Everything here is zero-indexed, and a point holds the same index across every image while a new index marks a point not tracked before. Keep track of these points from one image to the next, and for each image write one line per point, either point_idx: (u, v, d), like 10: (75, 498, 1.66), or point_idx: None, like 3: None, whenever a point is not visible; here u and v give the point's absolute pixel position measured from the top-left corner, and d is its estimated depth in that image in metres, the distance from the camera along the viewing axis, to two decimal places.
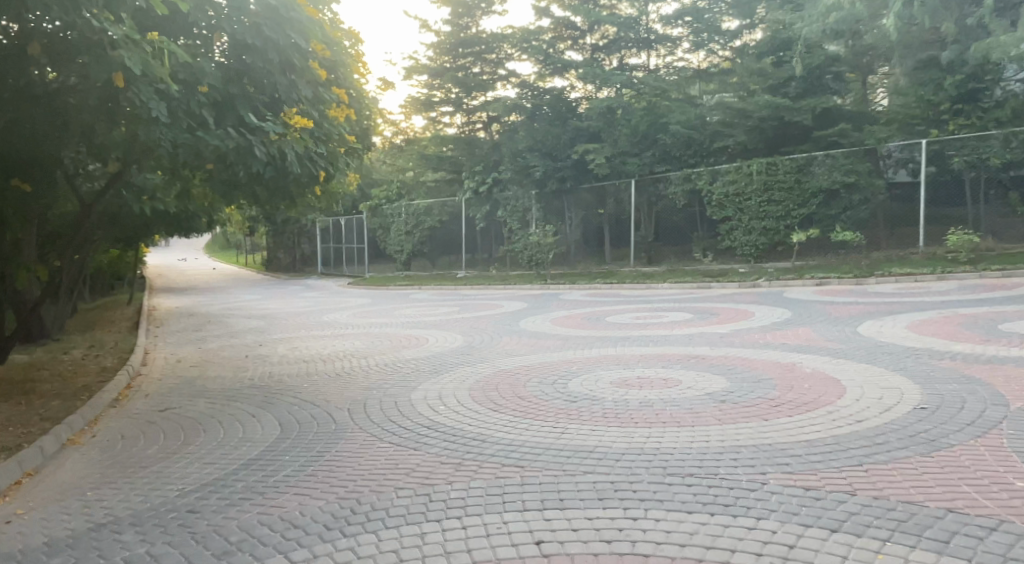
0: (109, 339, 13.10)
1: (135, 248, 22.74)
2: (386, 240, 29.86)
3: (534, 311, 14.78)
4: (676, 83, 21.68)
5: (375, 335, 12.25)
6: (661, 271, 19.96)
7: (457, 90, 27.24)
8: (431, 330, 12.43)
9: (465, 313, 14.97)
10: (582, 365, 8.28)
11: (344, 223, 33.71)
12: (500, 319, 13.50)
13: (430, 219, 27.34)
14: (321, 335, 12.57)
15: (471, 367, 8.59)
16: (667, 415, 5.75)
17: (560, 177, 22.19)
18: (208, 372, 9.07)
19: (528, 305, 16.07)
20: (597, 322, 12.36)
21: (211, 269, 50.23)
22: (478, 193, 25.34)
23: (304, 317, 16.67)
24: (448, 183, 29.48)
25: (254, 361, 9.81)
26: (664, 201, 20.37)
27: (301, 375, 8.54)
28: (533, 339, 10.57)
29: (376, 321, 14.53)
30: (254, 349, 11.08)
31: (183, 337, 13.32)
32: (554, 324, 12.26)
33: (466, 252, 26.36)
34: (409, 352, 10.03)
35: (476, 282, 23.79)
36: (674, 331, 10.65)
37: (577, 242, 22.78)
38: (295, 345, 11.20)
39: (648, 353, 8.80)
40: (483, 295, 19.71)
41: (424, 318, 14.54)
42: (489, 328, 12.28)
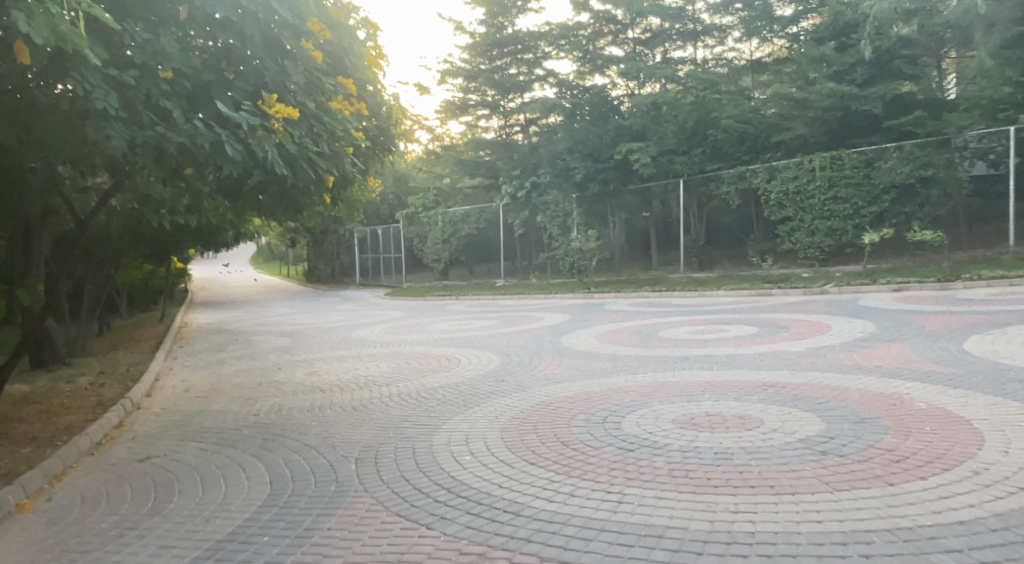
0: (125, 362, 12.28)
1: (167, 263, 22.24)
2: (423, 249, 28.98)
3: (578, 325, 13.55)
4: (727, 75, 20.28)
5: (404, 356, 11.14)
6: (714, 277, 18.52)
7: (494, 92, 26.25)
8: (466, 349, 11.31)
9: (504, 328, 13.77)
10: (638, 397, 6.98)
11: (381, 232, 32.99)
12: (543, 335, 12.27)
13: (467, 227, 26.36)
14: (346, 356, 11.51)
15: (507, 398, 7.37)
16: (756, 474, 4.49)
17: (602, 179, 20.97)
18: (213, 405, 8.05)
19: (573, 318, 14.77)
20: (652, 338, 11.02)
21: (252, 281, 50.23)
22: (516, 198, 24.30)
23: (333, 333, 15.69)
24: (486, 190, 28.50)
25: (266, 391, 8.75)
26: (716, 202, 18.97)
27: (312, 410, 7.44)
28: (580, 361, 9.31)
29: (408, 338, 13.46)
30: (269, 374, 10.05)
31: (202, 359, 12.41)
32: (602, 341, 10.97)
33: (505, 259, 25.27)
34: (438, 377, 8.87)
35: (516, 291, 22.70)
36: (740, 349, 9.31)
37: (621, 248, 21.50)
38: (315, 370, 10.13)
39: (715, 379, 7.51)
40: (523, 306, 18.59)
41: (459, 334, 13.43)
42: (530, 346, 11.06)
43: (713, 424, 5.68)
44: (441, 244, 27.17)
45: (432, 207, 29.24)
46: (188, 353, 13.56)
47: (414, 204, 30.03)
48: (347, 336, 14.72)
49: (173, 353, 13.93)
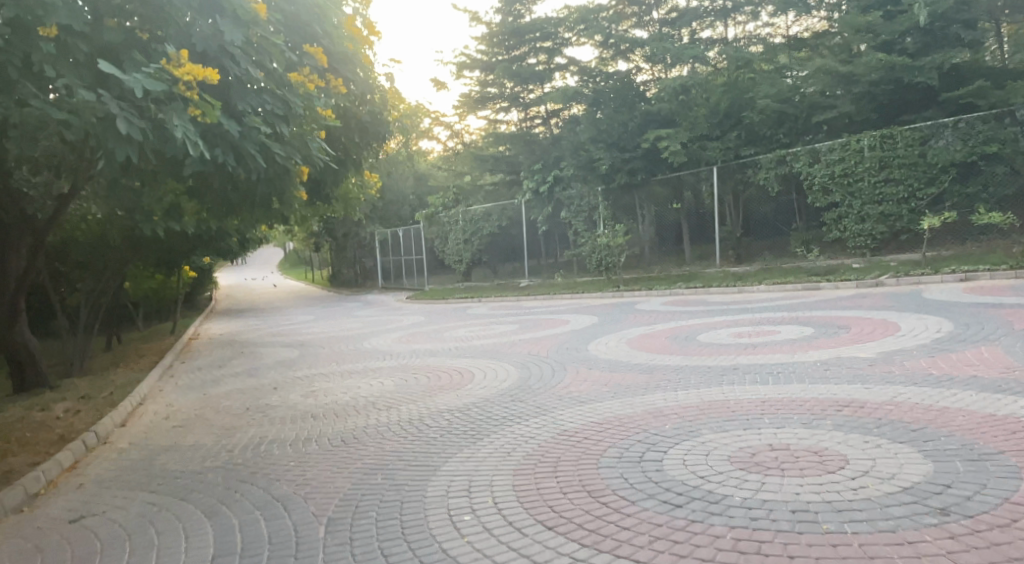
0: (115, 382, 11.36)
1: (178, 273, 21.45)
2: (444, 249, 27.95)
3: (607, 327, 12.32)
4: (763, 53, 18.89)
5: (414, 370, 10.04)
6: (754, 270, 17.14)
7: (512, 84, 25.07)
8: (482, 360, 10.16)
9: (528, 334, 12.58)
10: (681, 423, 5.77)
11: (402, 234, 32.03)
12: (569, 341, 11.08)
13: (488, 225, 25.27)
14: (352, 371, 10.44)
15: (524, 425, 6.20)
16: (857, 551, 3.28)
17: (629, 169, 19.66)
18: (188, 435, 7.05)
19: (602, 319, 13.50)
20: (693, 343, 9.77)
21: (275, 288, 49.83)
22: (539, 194, 23.23)
23: (346, 342, 14.65)
24: (507, 186, 27.35)
25: (252, 419, 7.64)
26: (753, 190, 17.58)
27: (294, 444, 6.33)
28: (609, 374, 8.11)
29: (421, 347, 12.37)
30: (262, 396, 8.98)
31: (198, 378, 11.40)
32: (635, 348, 9.73)
33: (529, 258, 24.11)
34: (447, 397, 7.76)
35: (542, 291, 21.54)
36: (796, 355, 8.02)
37: (651, 242, 20.20)
38: (314, 390, 9.04)
39: (776, 398, 6.25)
40: (547, 307, 17.44)
41: (476, 341, 12.31)
42: (554, 356, 9.88)
43: (783, 465, 4.48)
44: (463, 244, 26.35)
45: (453, 206, 28.22)
46: (187, 370, 12.59)
47: (434, 203, 29.04)
48: (358, 346, 13.67)
49: (172, 369, 12.99)
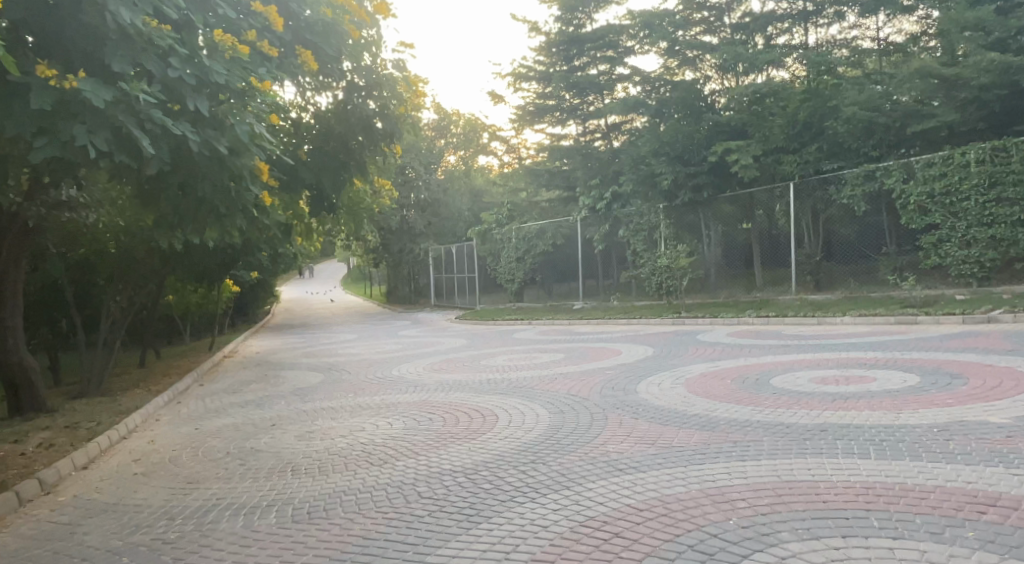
0: (116, 407, 10.42)
1: (219, 287, 20.82)
2: (496, 268, 26.81)
3: (661, 362, 10.77)
4: (848, 59, 17.07)
5: (430, 408, 8.71)
6: (836, 299, 15.21)
7: (570, 95, 23.75)
8: (511, 399, 8.78)
9: (570, 367, 11.08)
10: (754, 523, 4.18)
11: (455, 251, 31.05)
12: (614, 379, 9.52)
13: (542, 243, 24.04)
14: (364, 406, 9.17)
15: (541, 505, 4.73)
16: None
17: (694, 185, 17.93)
18: (141, 487, 5.90)
19: (658, 351, 11.90)
20: (763, 389, 8.08)
21: (331, 302, 49.87)
22: (596, 211, 21.79)
23: (374, 367, 13.48)
24: (563, 203, 26.00)
25: (222, 469, 6.40)
26: (835, 209, 15.69)
27: (251, 513, 5.04)
28: (659, 430, 6.52)
29: (450, 377, 11.10)
30: (253, 436, 7.78)
31: (205, 405, 10.37)
32: (692, 393, 8.11)
33: (584, 279, 22.69)
34: (457, 451, 6.35)
35: (596, 315, 20.02)
36: (899, 414, 6.33)
37: (717, 264, 18.39)
38: (311, 431, 7.79)
39: (885, 486, 4.63)
40: (598, 334, 15.97)
41: (511, 373, 10.95)
42: (595, 398, 8.37)
43: None
44: (514, 263, 25.23)
45: (507, 223, 27.02)
46: (199, 395, 11.61)
47: (487, 219, 27.89)
48: (385, 373, 12.46)
49: (184, 394, 12.03)
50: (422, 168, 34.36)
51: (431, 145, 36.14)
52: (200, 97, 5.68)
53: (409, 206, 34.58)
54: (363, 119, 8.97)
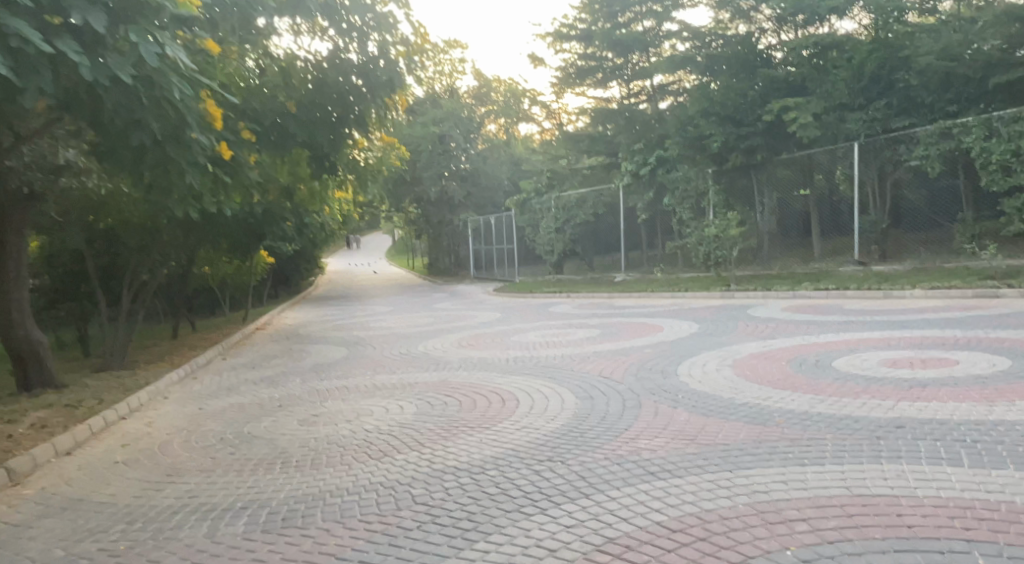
0: (129, 383, 9.97)
1: (252, 258, 20.47)
2: (536, 238, 25.95)
3: (705, 339, 9.82)
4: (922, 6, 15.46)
5: (448, 392, 7.92)
6: (904, 270, 13.91)
7: (614, 54, 22.45)
8: (539, 382, 7.99)
9: (606, 345, 10.16)
10: (822, 555, 3.28)
11: (494, 222, 30.24)
12: (652, 360, 8.59)
13: (582, 213, 23.07)
14: (379, 387, 8.46)
15: (554, 520, 3.92)
16: None
17: (748, 147, 16.60)
18: (113, 482, 5.27)
19: (704, 328, 10.86)
20: (823, 374, 7.06)
21: (373, 274, 50.07)
22: (638, 177, 20.21)
23: (400, 343, 12.80)
24: (605, 171, 24.86)
25: (207, 459, 5.74)
26: (905, 171, 14.45)
27: (220, 518, 4.33)
28: (701, 422, 5.61)
29: (477, 355, 10.37)
30: (254, 419, 7.12)
31: (218, 382, 9.83)
32: (741, 378, 7.13)
33: (627, 250, 21.65)
34: (468, 443, 5.56)
35: (639, 288, 19.04)
36: (991, 409, 5.29)
37: (771, 234, 17.36)
38: (314, 415, 7.08)
39: (991, 505, 3.66)
40: (640, 308, 15.01)
41: (541, 351, 10.15)
42: (629, 382, 7.46)
43: None
44: (554, 233, 24.31)
45: (547, 192, 26.06)
46: (218, 370, 11.10)
47: (527, 188, 26.96)
48: (410, 350, 11.75)
49: (201, 369, 11.56)
50: (462, 136, 33.53)
51: (471, 112, 35.19)
52: (90, 10, 4.64)
53: (449, 176, 33.86)
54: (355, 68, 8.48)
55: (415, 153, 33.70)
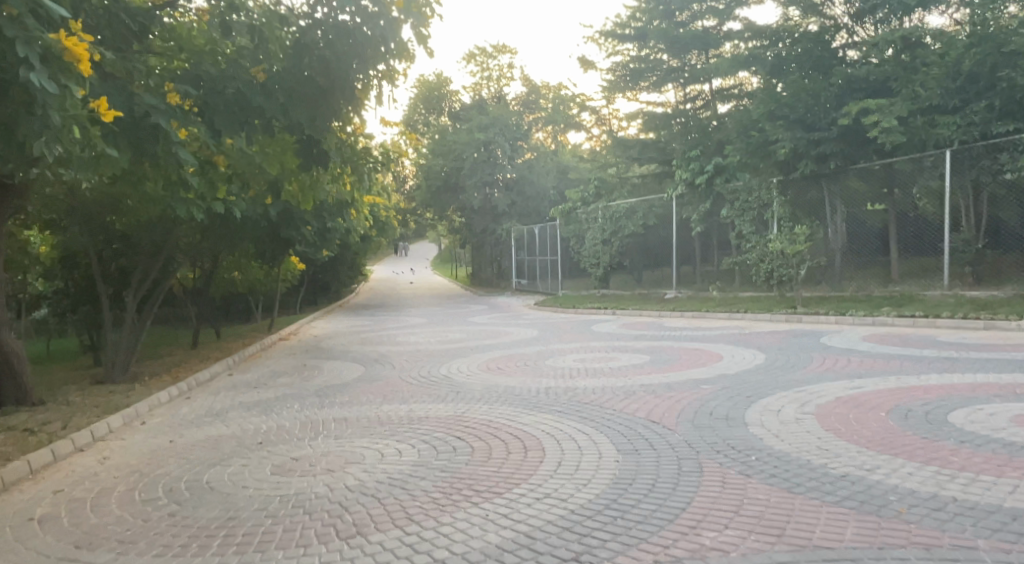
0: (115, 402, 8.92)
1: (281, 263, 19.57)
2: (581, 249, 24.66)
3: (774, 374, 8.25)
4: None
5: (461, 433, 6.53)
6: (1001, 296, 12.09)
7: (669, 53, 20.97)
8: (571, 424, 6.56)
9: (654, 377, 8.63)
10: None
11: (538, 232, 28.94)
12: (712, 402, 7.04)
13: (631, 224, 21.65)
14: (382, 421, 7.15)
15: None
16: None
17: (820, 154, 14.99)
18: (6, 555, 4.06)
19: (771, 359, 9.22)
20: (938, 430, 5.48)
21: (414, 281, 49.35)
22: (693, 186, 18.78)
23: (423, 362, 11.51)
24: (657, 180, 23.37)
25: (137, 521, 4.51)
26: (1004, 183, 12.64)
27: None
28: (787, 504, 4.11)
29: (502, 382, 9.00)
30: (222, 461, 5.88)
31: (211, 404, 8.69)
32: (832, 434, 5.55)
33: (679, 265, 20.11)
34: (470, 518, 4.20)
35: (692, 308, 17.48)
36: None
37: (843, 251, 15.57)
38: (293, 459, 5.79)
39: None
40: (689, 331, 13.51)
41: (576, 381, 8.72)
42: (684, 430, 5.97)
43: None
44: (600, 245, 22.95)
45: (594, 201, 24.67)
46: (219, 389, 9.97)
47: (573, 197, 25.58)
48: (429, 372, 10.41)
49: (198, 386, 10.45)
50: (508, 143, 32.40)
51: (518, 118, 34.03)
52: None
53: (493, 183, 32.74)
54: (332, 31, 7.13)
55: (460, 160, 32.73)
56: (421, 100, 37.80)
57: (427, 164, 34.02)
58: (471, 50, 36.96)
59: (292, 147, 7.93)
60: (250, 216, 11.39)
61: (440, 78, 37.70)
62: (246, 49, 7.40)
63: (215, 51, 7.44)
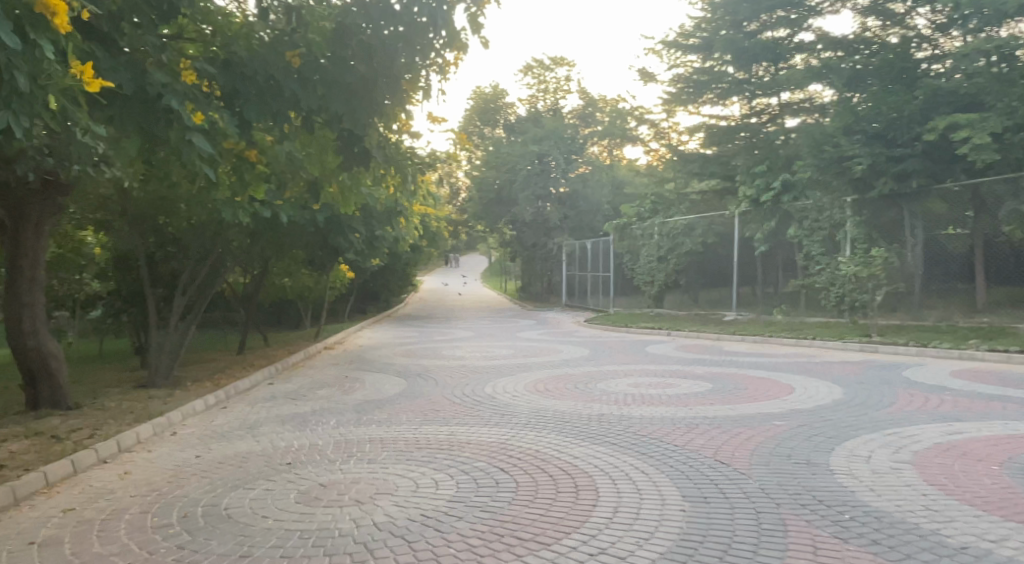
0: (151, 409, 8.63)
1: (331, 271, 19.39)
2: (635, 266, 23.93)
3: (856, 411, 7.46)
4: None
5: (506, 463, 5.93)
6: None
7: (731, 64, 20.03)
8: (629, 460, 5.90)
9: (719, 408, 7.88)
10: None
11: (590, 247, 28.28)
12: (788, 441, 6.28)
13: (689, 241, 20.86)
14: (422, 445, 6.62)
15: None
16: None
17: (901, 171, 14.20)
18: None
19: (851, 395, 8.39)
20: None
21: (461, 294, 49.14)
22: (759, 204, 18.20)
23: (468, 380, 10.98)
24: (718, 197, 22.50)
25: (142, 554, 4.05)
26: None
27: None
28: None
29: (553, 406, 8.40)
30: (246, 482, 5.44)
31: (246, 415, 8.31)
32: (938, 491, 4.77)
33: (739, 286, 19.21)
34: None
35: (754, 332, 16.57)
36: None
37: (922, 275, 14.71)
38: (321, 485, 5.30)
39: None
40: (748, 358, 12.67)
41: (633, 408, 8.07)
42: (759, 474, 5.29)
43: None
44: (656, 263, 22.20)
45: (650, 217, 23.89)
46: (258, 398, 9.61)
47: (628, 213, 24.85)
48: (474, 390, 9.84)
49: (238, 394, 10.14)
50: (562, 156, 31.88)
51: (574, 131, 33.47)
52: None
53: (547, 197, 32.25)
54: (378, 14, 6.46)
55: (513, 173, 32.34)
56: (477, 112, 37.60)
57: (480, 175, 33.74)
58: (528, 62, 36.57)
59: (331, 145, 7.29)
60: (295, 220, 11.10)
61: (497, 90, 37.46)
62: (283, 34, 6.74)
63: (250, 35, 6.81)
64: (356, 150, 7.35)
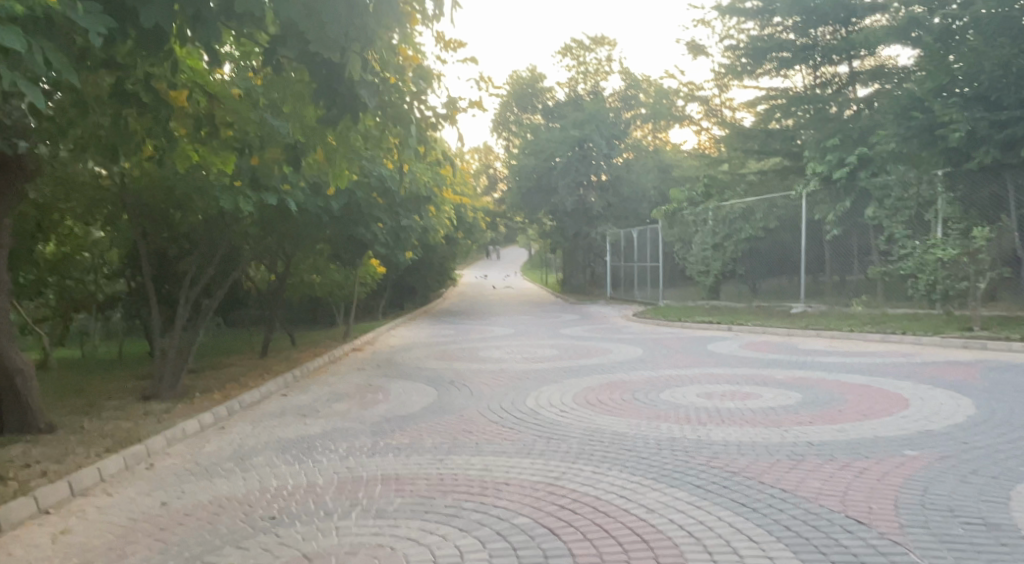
0: (137, 431, 7.37)
1: (363, 267, 18.20)
2: (688, 254, 22.32)
3: (1012, 438, 5.87)
4: None
5: (555, 521, 4.40)
6: None
7: (795, 26, 18.51)
8: (727, 519, 4.33)
9: (827, 431, 6.33)
10: None
11: (636, 236, 26.66)
12: (939, 488, 4.72)
13: (749, 226, 19.23)
14: (452, 486, 5.20)
15: None
16: None
17: (1009, 137, 12.55)
18: None
19: (991, 413, 6.78)
20: None
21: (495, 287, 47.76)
22: (831, 182, 16.71)
23: (511, 387, 9.59)
24: (780, 177, 20.74)
25: None
26: None
27: None
28: None
29: (615, 424, 6.96)
30: (210, 551, 4.06)
31: (244, 440, 6.94)
32: None
33: (807, 275, 17.50)
34: None
35: (829, 326, 14.76)
36: None
37: None
38: (306, 558, 3.88)
39: None
40: (831, 361, 10.91)
41: (716, 429, 6.57)
42: (923, 551, 3.75)
43: None
44: (711, 250, 20.69)
45: (702, 202, 22.12)
46: (266, 413, 8.25)
47: (677, 198, 23.12)
48: (515, 403, 8.36)
49: (250, 406, 8.88)
50: (604, 141, 30.27)
51: (616, 115, 31.79)
52: None
53: (589, 184, 30.73)
54: None
55: (553, 160, 30.76)
56: (514, 97, 35.89)
57: (518, 162, 32.30)
58: (567, 44, 34.85)
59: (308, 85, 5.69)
60: (308, 210, 9.80)
61: (534, 73, 35.82)
62: None
63: None
64: (338, 93, 5.62)
